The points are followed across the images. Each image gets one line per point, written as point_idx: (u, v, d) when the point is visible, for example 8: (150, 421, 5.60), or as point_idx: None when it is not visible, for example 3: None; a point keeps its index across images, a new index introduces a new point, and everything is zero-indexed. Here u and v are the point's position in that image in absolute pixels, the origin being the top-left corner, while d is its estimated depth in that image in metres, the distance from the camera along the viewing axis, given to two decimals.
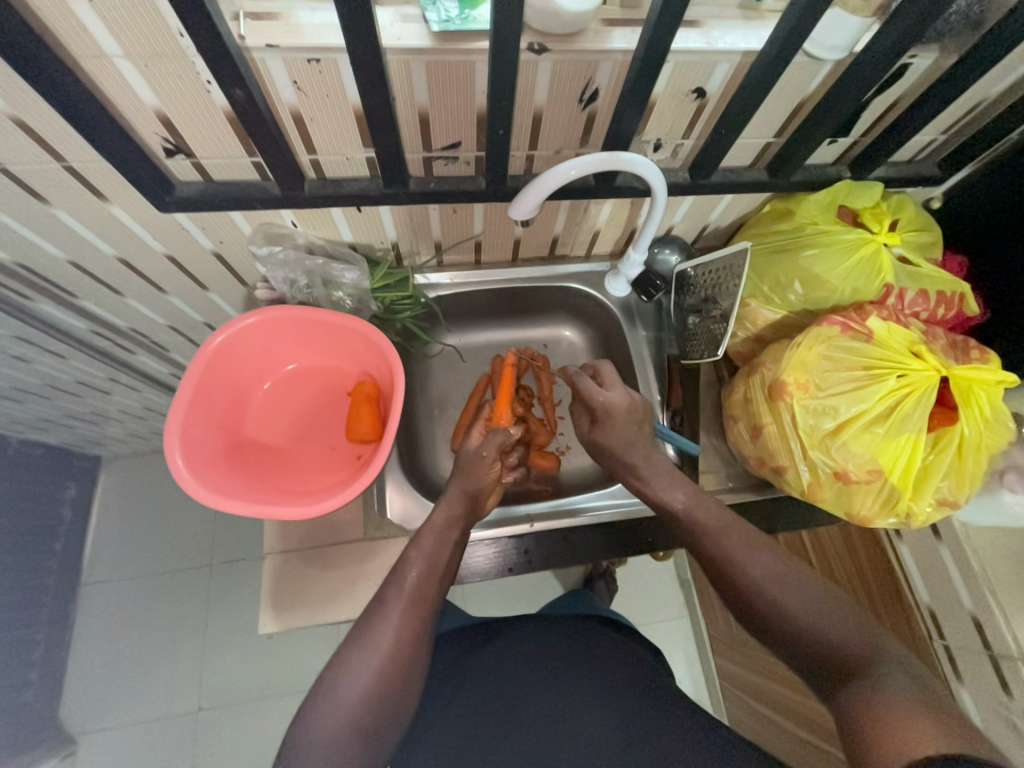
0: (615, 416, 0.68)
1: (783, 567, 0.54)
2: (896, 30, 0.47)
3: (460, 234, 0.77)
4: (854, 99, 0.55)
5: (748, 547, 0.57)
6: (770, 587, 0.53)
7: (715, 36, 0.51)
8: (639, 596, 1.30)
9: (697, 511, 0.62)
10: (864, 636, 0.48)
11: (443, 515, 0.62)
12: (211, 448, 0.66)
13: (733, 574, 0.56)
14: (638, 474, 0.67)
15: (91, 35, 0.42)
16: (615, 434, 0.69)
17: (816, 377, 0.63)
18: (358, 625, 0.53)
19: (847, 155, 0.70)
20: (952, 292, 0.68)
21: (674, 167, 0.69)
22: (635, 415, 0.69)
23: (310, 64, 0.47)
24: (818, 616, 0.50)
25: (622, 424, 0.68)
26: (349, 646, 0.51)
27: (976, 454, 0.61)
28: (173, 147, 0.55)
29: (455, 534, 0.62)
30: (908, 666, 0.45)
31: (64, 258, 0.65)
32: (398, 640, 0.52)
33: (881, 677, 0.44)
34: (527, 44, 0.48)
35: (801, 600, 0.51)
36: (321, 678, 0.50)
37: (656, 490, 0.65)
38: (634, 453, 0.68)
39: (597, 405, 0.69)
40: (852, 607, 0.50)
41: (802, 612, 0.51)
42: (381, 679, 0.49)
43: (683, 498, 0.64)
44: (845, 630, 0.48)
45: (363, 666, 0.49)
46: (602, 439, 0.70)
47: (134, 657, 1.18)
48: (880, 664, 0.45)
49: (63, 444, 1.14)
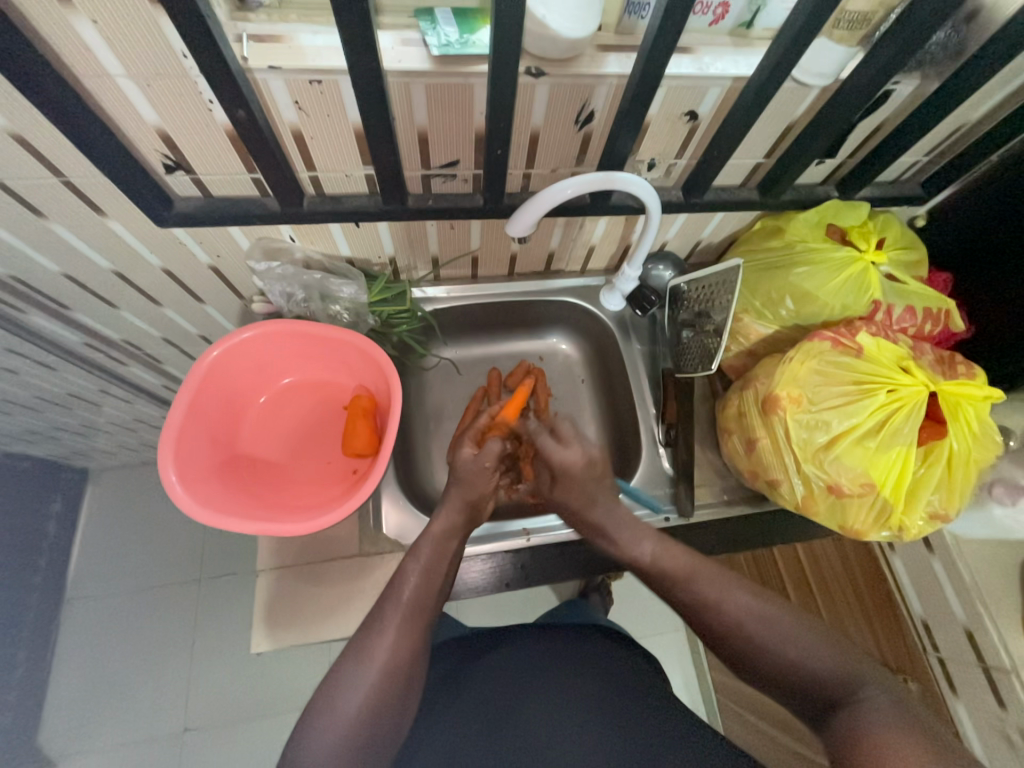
0: (572, 475, 0.66)
1: (764, 584, 0.55)
2: (880, 59, 0.49)
3: (457, 249, 0.78)
4: (841, 123, 0.57)
5: (727, 569, 0.57)
6: (752, 603, 0.53)
7: (707, 63, 0.52)
8: (635, 608, 1.29)
9: (663, 559, 0.60)
10: (845, 652, 0.49)
11: (442, 526, 0.62)
12: (205, 463, 0.65)
13: (710, 600, 0.55)
14: (603, 531, 0.65)
15: (94, 56, 0.43)
16: (575, 492, 0.66)
17: (807, 391, 0.64)
18: (356, 639, 0.52)
19: (834, 176, 0.72)
20: (938, 309, 0.69)
21: (667, 186, 0.71)
22: (594, 470, 0.67)
23: (312, 85, 0.48)
24: (801, 634, 0.50)
25: (580, 481, 0.66)
26: (346, 662, 0.50)
27: (965, 468, 0.62)
28: (173, 163, 0.55)
29: (453, 545, 0.62)
30: (888, 681, 0.46)
31: (59, 271, 0.64)
32: (396, 654, 0.51)
33: (864, 696, 0.45)
34: (525, 67, 0.49)
35: (787, 616, 0.52)
36: (317, 698, 0.48)
37: (622, 547, 0.64)
38: (596, 512, 0.65)
39: (556, 468, 0.66)
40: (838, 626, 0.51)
41: (785, 633, 0.51)
42: (379, 692, 0.48)
43: (649, 551, 0.62)
44: (826, 647, 0.49)
45: (359, 682, 0.48)
46: (562, 498, 0.68)
47: (119, 676, 1.15)
48: (861, 681, 0.46)
49: (50, 457, 1.12)
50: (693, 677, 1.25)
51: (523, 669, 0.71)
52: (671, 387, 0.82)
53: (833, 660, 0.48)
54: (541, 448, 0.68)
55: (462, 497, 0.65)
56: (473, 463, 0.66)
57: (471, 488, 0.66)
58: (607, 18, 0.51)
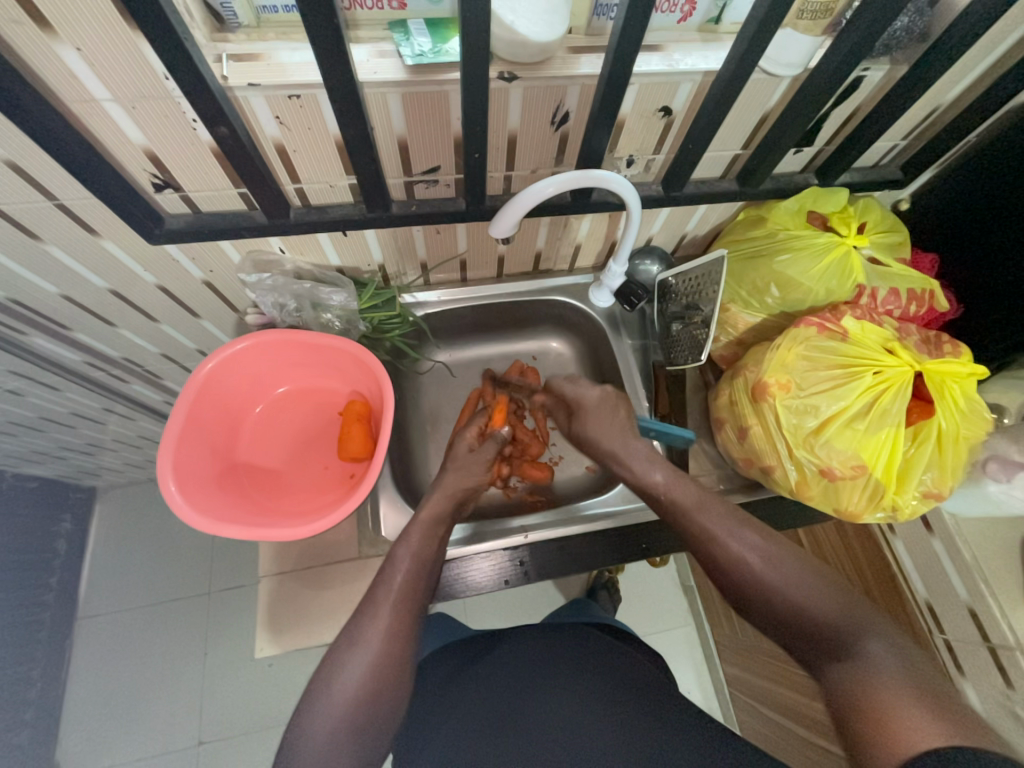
0: (589, 405, 0.75)
1: (766, 544, 0.56)
2: (844, 48, 0.50)
3: (445, 253, 0.79)
4: (812, 111, 0.58)
5: (731, 526, 0.58)
6: (753, 563, 0.54)
7: (676, 59, 0.53)
8: (643, 604, 1.29)
9: (676, 490, 0.63)
10: (846, 610, 0.49)
11: (431, 512, 0.64)
12: (204, 472, 0.66)
13: (714, 553, 0.57)
14: (619, 458, 0.69)
15: (81, 82, 0.45)
16: (597, 422, 0.73)
17: (796, 377, 0.65)
18: (352, 624, 0.53)
19: (812, 164, 0.73)
20: (921, 289, 0.70)
21: (648, 181, 0.72)
22: (609, 402, 0.74)
23: (291, 100, 0.49)
24: (804, 593, 0.51)
25: (597, 411, 0.74)
26: (341, 645, 0.51)
27: (955, 446, 0.62)
28: (162, 182, 0.56)
29: (443, 532, 0.63)
30: (889, 639, 0.46)
31: (58, 293, 0.66)
32: (387, 637, 0.51)
33: (864, 653, 0.45)
34: (497, 72, 0.51)
35: (786, 579, 0.52)
36: (313, 682, 0.49)
37: (635, 472, 0.67)
38: (612, 437, 0.71)
39: (577, 397, 0.76)
40: (832, 586, 0.51)
41: (785, 590, 0.52)
42: (371, 674, 0.49)
43: (662, 477, 0.65)
44: (828, 605, 0.49)
45: (352, 664, 0.49)
46: (582, 431, 0.75)
47: (132, 693, 1.16)
48: (861, 637, 0.46)
49: (58, 477, 1.14)
50: (704, 674, 1.25)
51: (523, 669, 0.72)
52: (662, 380, 0.82)
53: (830, 618, 0.48)
54: (561, 389, 0.79)
55: (455, 483, 0.68)
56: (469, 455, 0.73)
57: (466, 473, 0.70)
58: (576, 20, 0.52)
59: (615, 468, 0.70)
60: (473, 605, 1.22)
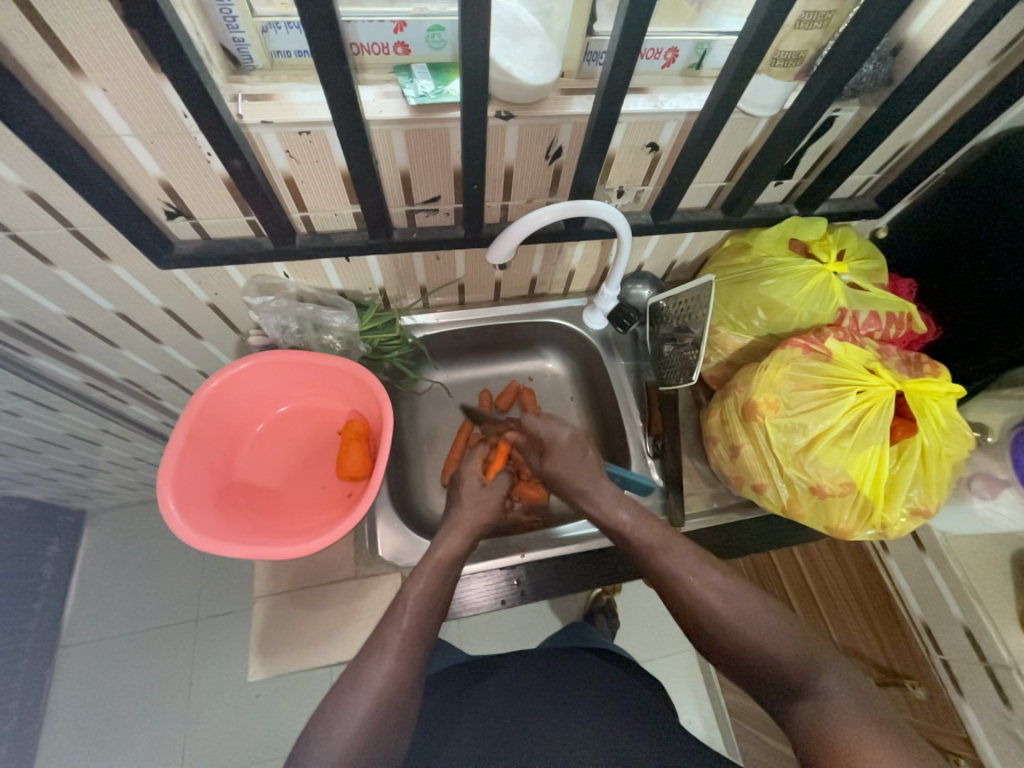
0: (559, 445, 0.72)
1: (725, 581, 0.57)
2: (815, 91, 0.55)
3: (444, 278, 0.82)
4: (789, 147, 0.62)
5: (692, 565, 0.59)
6: (714, 602, 0.56)
7: (661, 100, 0.58)
8: (641, 629, 1.27)
9: (642, 529, 0.64)
10: (801, 648, 0.51)
11: (446, 549, 0.63)
12: (202, 491, 0.67)
13: (682, 590, 0.58)
14: (588, 498, 0.68)
15: (104, 118, 0.47)
16: (563, 462, 0.71)
17: (784, 397, 0.67)
18: (354, 665, 0.52)
19: (792, 195, 0.77)
20: (900, 313, 0.73)
21: (637, 210, 0.75)
22: (577, 443, 0.72)
23: (301, 136, 0.53)
24: (761, 631, 0.53)
25: (566, 452, 0.72)
26: (344, 687, 0.50)
27: (939, 463, 0.64)
28: (173, 209, 0.59)
29: (455, 573, 0.63)
30: (847, 676, 0.48)
31: (64, 314, 0.68)
32: (394, 681, 0.51)
33: (820, 692, 0.47)
34: (495, 111, 0.54)
35: (744, 618, 0.54)
36: (313, 724, 0.48)
37: (603, 512, 0.67)
38: (579, 479, 0.69)
39: (545, 436, 0.73)
40: (791, 624, 0.53)
41: (742, 628, 0.53)
42: (377, 720, 0.48)
43: (628, 518, 0.65)
44: (784, 643, 0.51)
45: (356, 708, 0.48)
46: (550, 469, 0.72)
47: (112, 727, 1.11)
48: (816, 676, 0.48)
49: (49, 499, 1.13)
50: (706, 703, 1.23)
51: (520, 694, 0.71)
52: (655, 400, 0.84)
53: (787, 657, 0.50)
54: (530, 426, 0.75)
55: (473, 521, 0.68)
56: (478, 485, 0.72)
57: (481, 510, 0.69)
58: (568, 65, 0.56)
59: (584, 508, 0.69)
60: (469, 630, 1.20)
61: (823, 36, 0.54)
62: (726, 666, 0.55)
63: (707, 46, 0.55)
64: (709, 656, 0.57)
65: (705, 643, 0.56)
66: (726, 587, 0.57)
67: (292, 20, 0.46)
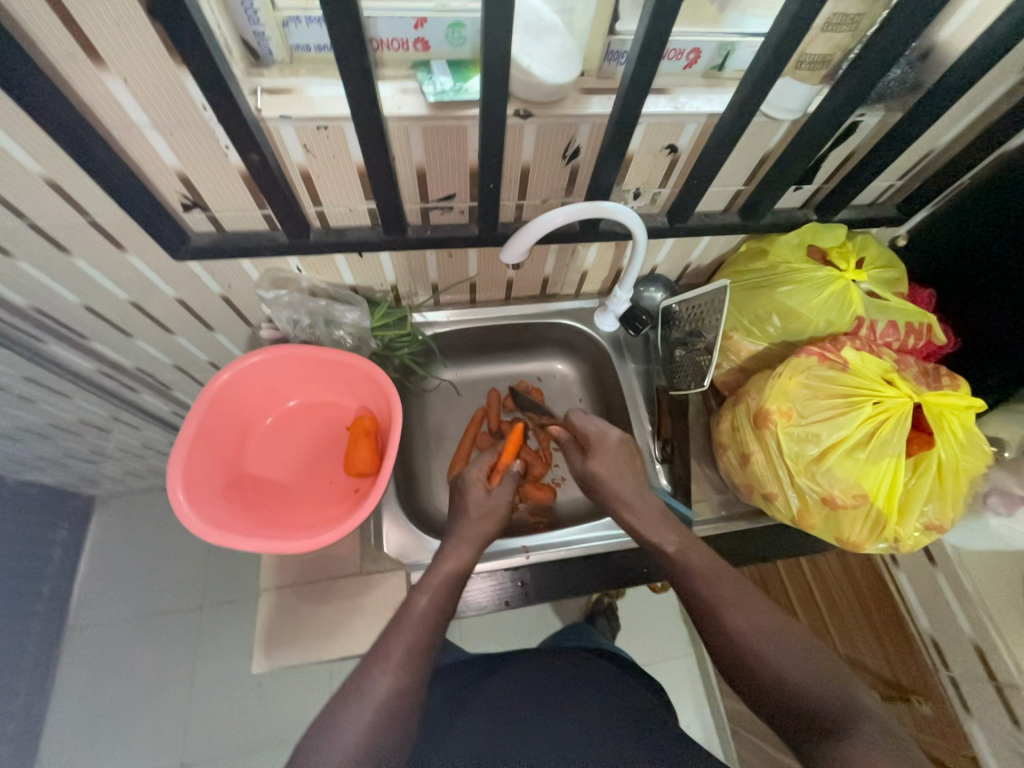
0: (607, 444, 0.71)
1: (770, 617, 0.55)
2: (840, 97, 0.54)
3: (456, 276, 0.82)
4: (812, 151, 0.61)
5: (739, 596, 0.57)
6: (757, 635, 0.54)
7: (683, 101, 0.57)
8: (642, 633, 1.26)
9: (691, 552, 0.62)
10: (842, 689, 0.49)
11: (456, 567, 0.62)
12: (211, 482, 0.67)
13: (717, 620, 0.56)
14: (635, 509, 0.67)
15: (124, 110, 0.48)
16: (608, 463, 0.70)
17: (798, 406, 0.66)
18: (356, 673, 0.52)
19: (812, 200, 0.76)
20: (919, 323, 0.72)
21: (653, 213, 0.75)
22: (627, 448, 0.72)
23: (319, 131, 0.53)
24: (805, 671, 0.51)
25: (614, 452, 0.71)
26: (343, 697, 0.50)
27: (955, 478, 0.63)
28: (190, 202, 0.59)
29: (460, 585, 0.62)
30: (883, 722, 0.47)
31: (80, 303, 0.69)
32: (396, 694, 0.50)
33: (859, 732, 0.46)
34: (514, 110, 0.54)
35: (785, 653, 0.52)
36: (313, 730, 0.48)
37: (644, 529, 0.65)
38: (626, 483, 0.68)
39: (595, 436, 0.72)
40: (831, 665, 0.51)
41: (787, 665, 0.52)
42: (376, 734, 0.48)
43: (675, 541, 0.63)
44: (824, 681, 0.50)
45: (357, 717, 0.48)
46: (593, 468, 0.70)
47: (115, 710, 1.13)
48: (854, 718, 0.47)
49: (59, 484, 1.14)
50: (705, 709, 1.22)
51: (521, 691, 0.71)
52: (665, 404, 0.83)
53: (823, 690, 0.49)
54: (577, 422, 0.74)
55: (477, 532, 0.67)
56: (485, 500, 0.70)
57: (483, 522, 0.68)
58: (589, 64, 0.55)
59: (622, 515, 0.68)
60: (470, 629, 1.20)
61: (851, 40, 0.52)
62: (752, 696, 0.53)
63: (730, 47, 0.54)
64: (737, 691, 0.55)
65: (732, 671, 0.55)
66: (770, 622, 0.55)
67: (314, 15, 0.46)
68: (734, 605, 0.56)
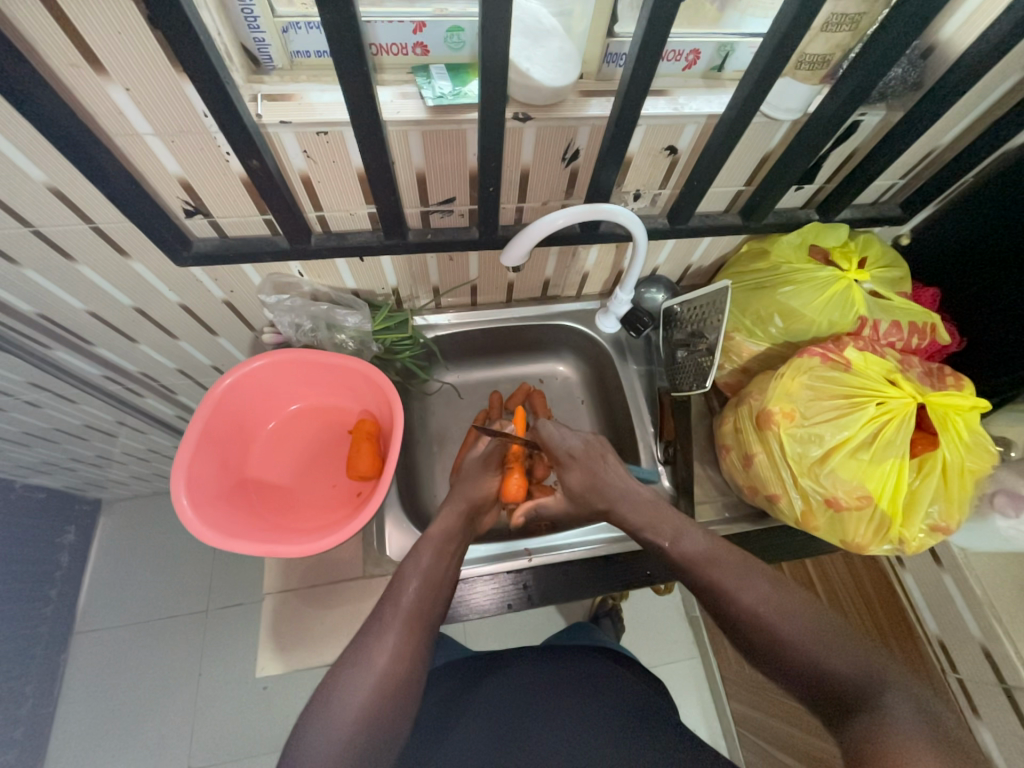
0: (575, 455, 0.72)
1: (777, 591, 0.54)
2: (840, 96, 0.53)
3: (457, 279, 0.82)
4: (813, 151, 0.60)
5: (743, 574, 0.56)
6: (765, 610, 0.53)
7: (682, 102, 0.57)
8: (646, 634, 1.26)
9: (685, 542, 0.61)
10: (861, 659, 0.48)
11: (441, 530, 0.63)
12: (215, 486, 0.68)
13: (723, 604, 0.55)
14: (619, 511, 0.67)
15: (127, 119, 0.48)
16: (582, 477, 0.71)
17: (800, 406, 0.65)
18: (353, 644, 0.51)
19: (813, 200, 0.76)
20: (923, 323, 0.71)
21: (654, 213, 0.75)
22: (596, 453, 0.72)
23: (319, 136, 0.53)
24: (822, 643, 0.49)
25: (585, 462, 0.71)
26: (341, 667, 0.50)
27: (960, 478, 0.62)
28: (192, 208, 0.60)
29: (450, 551, 0.62)
30: (905, 687, 0.46)
31: (85, 308, 0.69)
32: (396, 660, 0.50)
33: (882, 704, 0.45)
34: (513, 113, 0.54)
35: (797, 626, 0.51)
36: (313, 701, 0.48)
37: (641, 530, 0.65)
38: (601, 486, 0.69)
39: (563, 451, 0.73)
40: (848, 634, 0.50)
41: (801, 638, 0.50)
42: (378, 699, 0.47)
43: (668, 537, 0.63)
44: (842, 652, 0.49)
45: (357, 686, 0.48)
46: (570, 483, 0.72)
47: (122, 713, 1.14)
48: (877, 688, 0.46)
49: (64, 488, 1.15)
50: (710, 708, 1.21)
51: (524, 687, 0.71)
52: (667, 405, 0.83)
53: (846, 664, 0.48)
54: (550, 435, 0.74)
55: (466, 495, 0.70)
56: (473, 466, 0.74)
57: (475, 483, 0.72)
58: (588, 67, 0.55)
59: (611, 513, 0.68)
60: (473, 630, 1.20)
61: (852, 39, 0.52)
62: (771, 672, 0.52)
63: (729, 47, 0.54)
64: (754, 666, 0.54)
65: (747, 647, 0.53)
66: (777, 595, 0.54)
67: (313, 21, 0.46)
68: (739, 583, 0.55)
